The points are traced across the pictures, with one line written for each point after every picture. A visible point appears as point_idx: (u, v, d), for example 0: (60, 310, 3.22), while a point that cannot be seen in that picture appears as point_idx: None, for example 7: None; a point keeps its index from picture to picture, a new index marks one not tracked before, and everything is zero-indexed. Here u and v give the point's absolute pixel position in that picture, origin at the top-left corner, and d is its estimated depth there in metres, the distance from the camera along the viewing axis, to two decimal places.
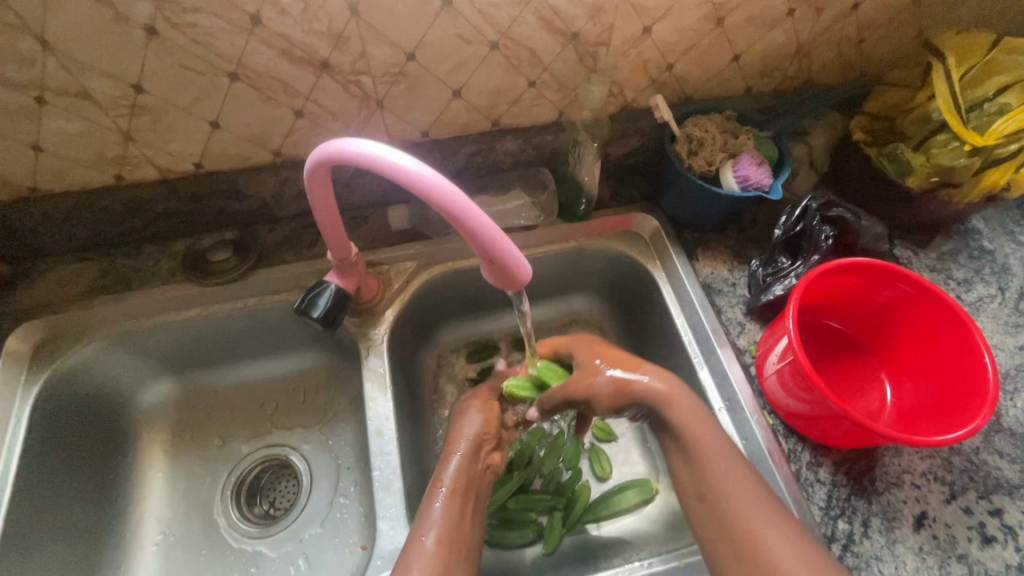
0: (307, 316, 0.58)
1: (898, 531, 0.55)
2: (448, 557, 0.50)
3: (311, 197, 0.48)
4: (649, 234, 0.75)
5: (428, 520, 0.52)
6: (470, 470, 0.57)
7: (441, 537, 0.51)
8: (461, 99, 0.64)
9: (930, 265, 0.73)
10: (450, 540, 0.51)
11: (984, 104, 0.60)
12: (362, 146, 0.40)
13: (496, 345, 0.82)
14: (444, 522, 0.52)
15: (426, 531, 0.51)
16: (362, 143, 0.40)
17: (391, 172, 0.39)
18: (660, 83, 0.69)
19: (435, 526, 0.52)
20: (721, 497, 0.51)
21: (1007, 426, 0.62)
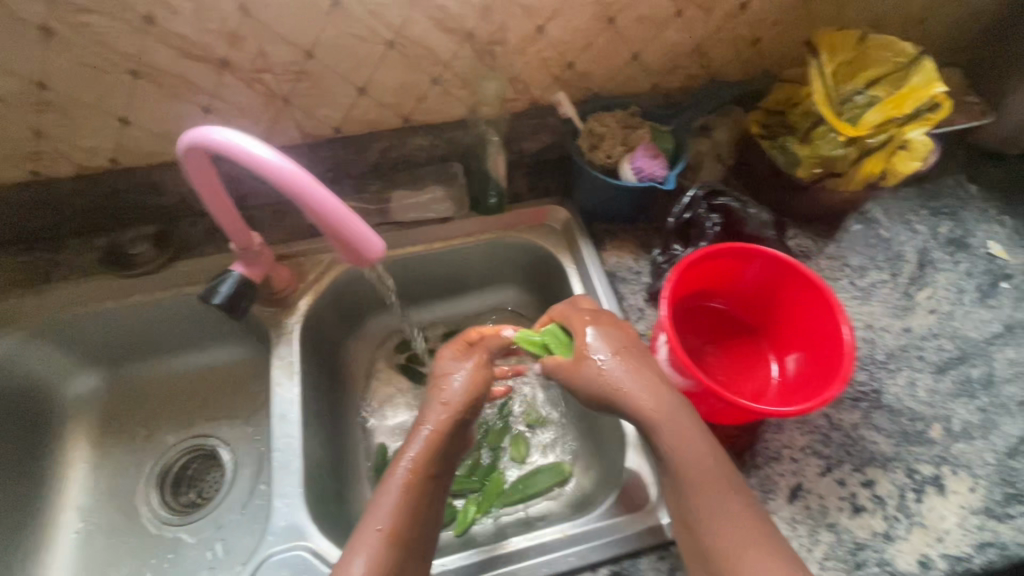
0: (209, 302, 0.61)
1: (773, 502, 0.58)
2: (396, 552, 0.48)
3: (195, 183, 0.50)
4: (562, 225, 0.78)
5: (377, 508, 0.50)
6: (440, 449, 0.53)
7: (393, 526, 0.48)
8: (367, 96, 0.67)
9: (828, 253, 0.76)
10: (400, 529, 0.49)
11: (856, 97, 0.64)
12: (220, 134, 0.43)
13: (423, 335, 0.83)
14: (393, 511, 0.49)
15: (381, 520, 0.49)
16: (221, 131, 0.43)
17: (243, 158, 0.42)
18: (563, 80, 0.72)
19: (386, 514, 0.49)
20: (715, 519, 0.48)
21: (887, 403, 0.65)
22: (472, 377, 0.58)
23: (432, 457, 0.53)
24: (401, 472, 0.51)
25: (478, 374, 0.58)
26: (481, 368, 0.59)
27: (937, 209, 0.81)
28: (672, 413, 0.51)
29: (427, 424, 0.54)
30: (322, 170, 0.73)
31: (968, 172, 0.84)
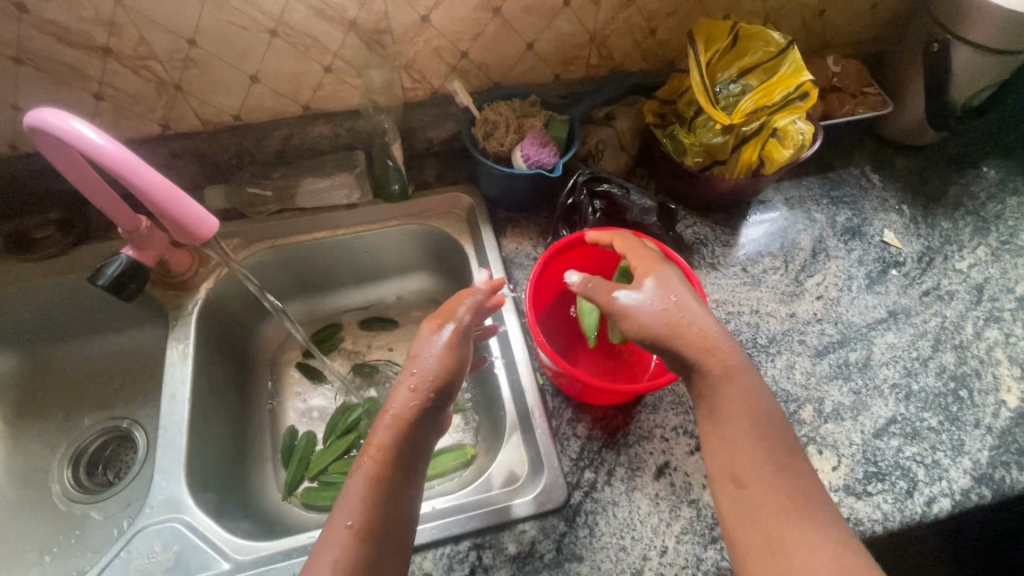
0: (94, 282, 0.62)
1: (639, 479, 0.60)
2: (366, 547, 0.43)
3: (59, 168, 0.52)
4: (466, 211, 0.80)
5: (347, 500, 0.45)
6: (405, 437, 0.49)
7: (360, 523, 0.44)
8: (261, 84, 0.68)
9: (723, 240, 0.77)
10: (371, 524, 0.44)
11: (731, 86, 0.65)
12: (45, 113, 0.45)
13: (340, 322, 0.86)
14: (365, 505, 0.45)
15: (348, 514, 0.44)
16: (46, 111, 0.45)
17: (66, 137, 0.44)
18: (461, 70, 0.74)
19: (355, 506, 0.45)
20: (769, 479, 0.46)
21: (763, 385, 0.67)
22: (446, 354, 0.53)
23: (401, 446, 0.48)
24: (371, 459, 0.47)
25: (452, 355, 0.54)
26: (457, 348, 0.54)
27: (838, 198, 0.82)
28: (731, 372, 0.50)
29: (391, 411, 0.50)
30: (226, 158, 0.75)
31: (873, 163, 0.86)
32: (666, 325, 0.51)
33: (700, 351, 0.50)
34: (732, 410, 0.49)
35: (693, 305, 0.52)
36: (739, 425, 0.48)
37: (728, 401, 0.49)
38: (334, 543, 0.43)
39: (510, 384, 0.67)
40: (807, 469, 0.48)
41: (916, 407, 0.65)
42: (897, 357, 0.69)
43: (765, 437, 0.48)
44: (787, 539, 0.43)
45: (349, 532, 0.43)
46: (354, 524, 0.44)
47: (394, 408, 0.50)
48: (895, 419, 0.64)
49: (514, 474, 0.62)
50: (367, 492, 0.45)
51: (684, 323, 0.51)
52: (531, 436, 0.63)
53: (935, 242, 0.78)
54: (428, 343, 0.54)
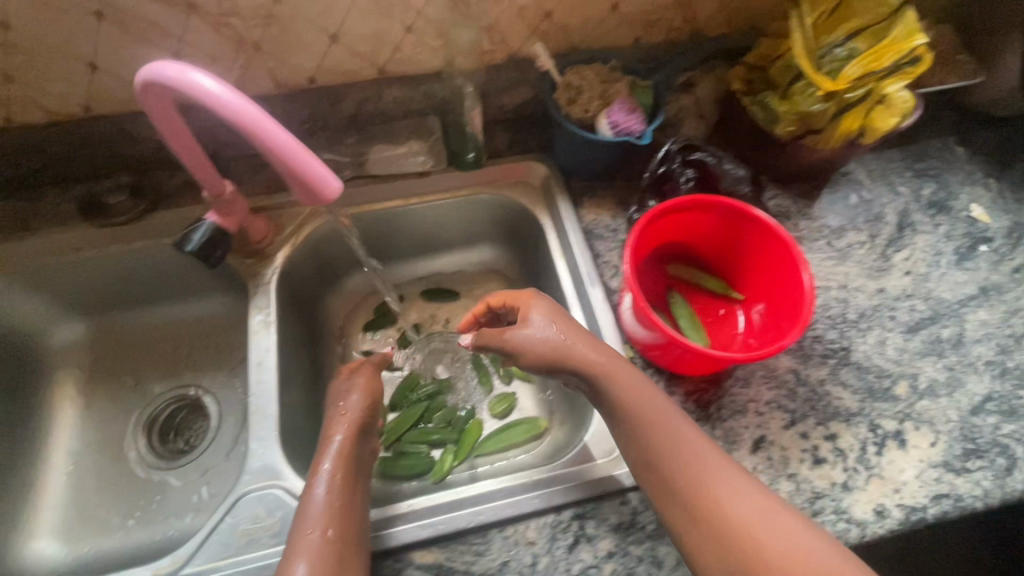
0: (183, 250, 0.61)
1: (736, 453, 0.59)
2: (336, 546, 0.49)
3: (163, 135, 0.51)
4: (541, 181, 0.78)
5: (309, 515, 0.51)
6: (347, 457, 0.56)
7: (332, 532, 0.50)
8: (340, 44, 0.66)
9: (806, 213, 0.75)
10: (335, 533, 0.50)
11: (835, 50, 0.62)
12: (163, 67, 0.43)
13: (402, 294, 0.85)
14: (325, 516, 0.51)
15: (320, 526, 0.50)
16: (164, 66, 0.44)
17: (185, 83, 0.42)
18: (542, 32, 0.71)
19: (320, 520, 0.51)
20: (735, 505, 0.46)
21: (856, 361, 0.65)
22: (363, 393, 0.63)
23: (344, 466, 0.55)
24: (327, 477, 0.54)
25: (369, 387, 0.64)
26: (372, 386, 0.64)
27: (922, 171, 0.80)
28: (613, 370, 0.53)
29: (336, 435, 0.58)
30: (297, 123, 0.73)
31: (957, 135, 0.83)
32: (549, 357, 0.54)
33: (620, 386, 0.52)
34: (634, 440, 0.51)
35: (584, 336, 0.55)
36: (650, 448, 0.50)
37: (643, 429, 0.51)
38: (304, 553, 0.48)
39: None
40: (723, 470, 0.48)
41: (1011, 384, 0.64)
42: (990, 334, 0.67)
43: (670, 451, 0.49)
44: (757, 557, 0.44)
45: (319, 536, 0.49)
46: (324, 532, 0.49)
47: (335, 432, 0.58)
48: (991, 396, 0.63)
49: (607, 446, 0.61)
50: (328, 503, 0.52)
51: (573, 352, 0.54)
52: None
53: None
54: (344, 387, 0.63)
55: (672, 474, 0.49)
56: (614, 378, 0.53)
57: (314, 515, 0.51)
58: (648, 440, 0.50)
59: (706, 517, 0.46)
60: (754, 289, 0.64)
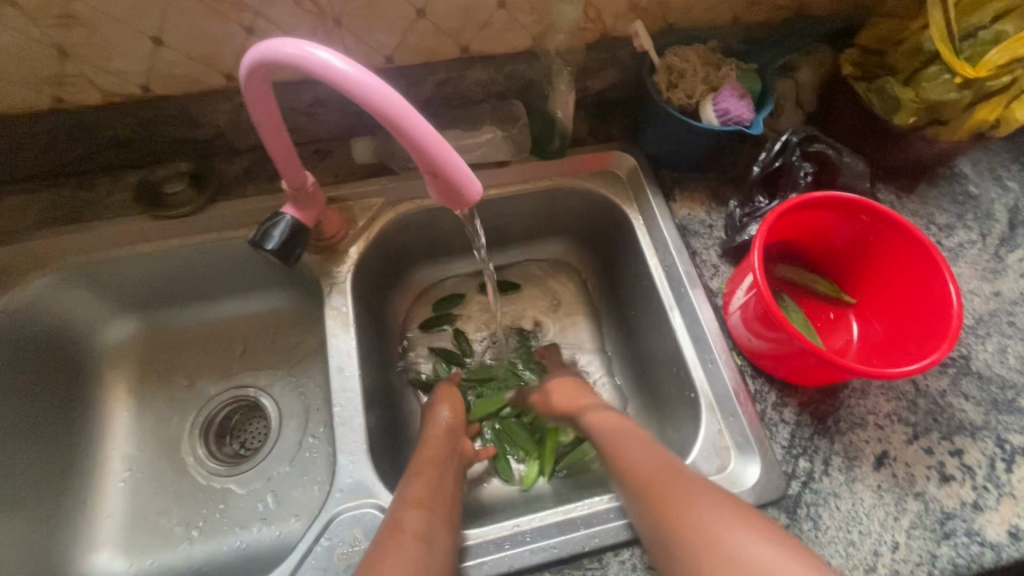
0: (262, 249, 0.56)
1: (858, 469, 0.56)
2: (429, 518, 0.49)
3: (261, 130, 0.47)
4: (627, 173, 0.72)
5: (404, 491, 0.52)
6: (439, 449, 0.59)
7: (426, 501, 0.50)
8: (426, 19, 0.60)
9: (913, 210, 0.70)
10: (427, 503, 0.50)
11: (978, 33, 0.57)
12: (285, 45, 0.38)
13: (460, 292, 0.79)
14: (422, 490, 0.52)
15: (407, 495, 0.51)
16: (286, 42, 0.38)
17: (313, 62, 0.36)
18: (641, 9, 0.64)
19: (412, 496, 0.51)
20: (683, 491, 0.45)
21: (975, 370, 0.61)
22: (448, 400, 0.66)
23: (443, 459, 0.57)
24: (431, 468, 0.55)
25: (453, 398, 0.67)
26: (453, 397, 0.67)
27: None
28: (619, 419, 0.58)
29: (433, 433, 0.61)
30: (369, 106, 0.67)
31: None
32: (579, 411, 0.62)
33: (613, 441, 0.55)
34: (623, 488, 0.51)
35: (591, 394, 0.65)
36: (630, 489, 0.49)
37: (628, 473, 0.50)
38: (409, 522, 0.47)
39: (700, 365, 0.61)
40: (700, 497, 0.44)
41: None
42: None
43: (654, 487, 0.47)
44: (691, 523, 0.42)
45: (413, 507, 0.49)
46: (418, 505, 0.49)
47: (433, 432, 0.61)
48: None
49: (718, 460, 0.57)
50: (424, 481, 0.53)
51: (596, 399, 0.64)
52: (734, 421, 0.58)
53: None
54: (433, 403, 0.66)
55: (648, 508, 0.46)
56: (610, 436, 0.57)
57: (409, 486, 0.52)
58: (631, 483, 0.50)
59: (683, 541, 0.41)
60: (874, 292, 0.59)
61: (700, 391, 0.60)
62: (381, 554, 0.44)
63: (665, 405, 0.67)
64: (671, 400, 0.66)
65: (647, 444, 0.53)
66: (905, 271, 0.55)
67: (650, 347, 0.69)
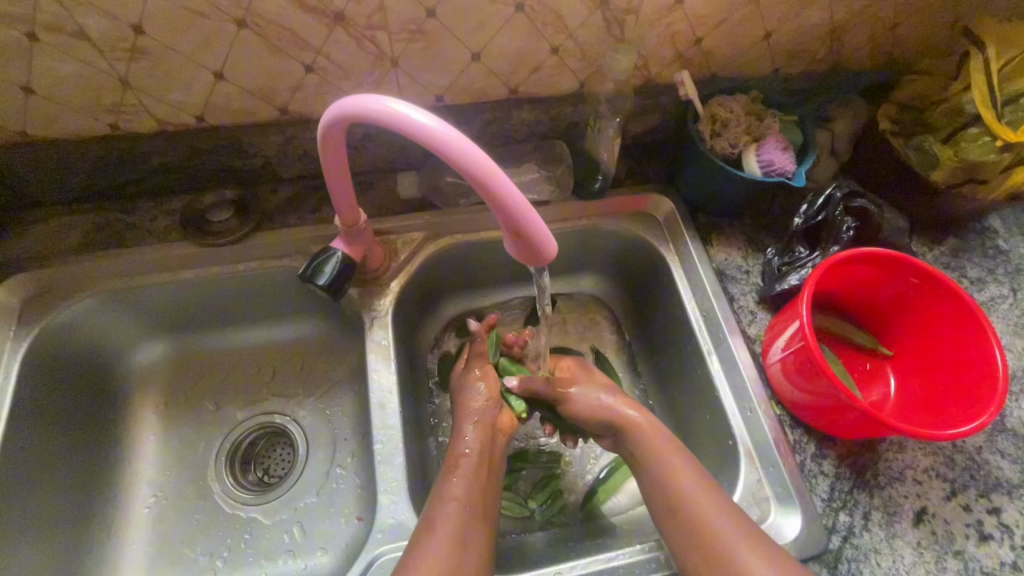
0: (312, 283, 0.56)
1: (897, 526, 0.56)
2: (467, 520, 0.51)
3: (324, 167, 0.47)
4: (665, 215, 0.73)
5: (445, 487, 0.54)
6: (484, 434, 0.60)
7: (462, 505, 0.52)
8: (480, 63, 0.61)
9: (945, 263, 0.71)
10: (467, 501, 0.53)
11: (1019, 99, 0.59)
12: (382, 100, 0.38)
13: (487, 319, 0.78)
14: (466, 488, 0.54)
15: (447, 495, 0.53)
16: (383, 98, 0.38)
17: (411, 126, 0.37)
18: (686, 59, 0.66)
19: (453, 495, 0.53)
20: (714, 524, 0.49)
21: (1010, 427, 0.62)
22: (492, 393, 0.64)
23: (481, 451, 0.58)
24: (468, 459, 0.57)
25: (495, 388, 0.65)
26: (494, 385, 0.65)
27: None
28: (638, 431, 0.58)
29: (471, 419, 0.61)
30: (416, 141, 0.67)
31: None
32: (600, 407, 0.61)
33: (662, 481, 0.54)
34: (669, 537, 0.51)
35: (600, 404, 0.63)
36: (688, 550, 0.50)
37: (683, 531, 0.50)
38: (441, 522, 0.50)
39: (739, 412, 0.62)
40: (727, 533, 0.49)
41: None
42: None
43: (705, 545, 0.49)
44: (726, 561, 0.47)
45: (452, 506, 0.52)
46: (458, 504, 0.52)
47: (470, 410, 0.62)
48: None
49: (757, 511, 0.57)
50: (462, 482, 0.54)
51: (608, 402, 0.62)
52: (775, 471, 0.58)
53: None
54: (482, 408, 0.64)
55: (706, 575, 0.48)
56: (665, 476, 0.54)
57: (446, 485, 0.54)
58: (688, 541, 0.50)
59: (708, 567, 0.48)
60: (911, 345, 0.60)
61: (739, 438, 0.60)
62: (418, 551, 0.48)
63: (699, 449, 0.67)
64: (706, 445, 0.66)
65: (707, 491, 0.52)
66: (946, 324, 0.56)
67: (684, 387, 0.69)
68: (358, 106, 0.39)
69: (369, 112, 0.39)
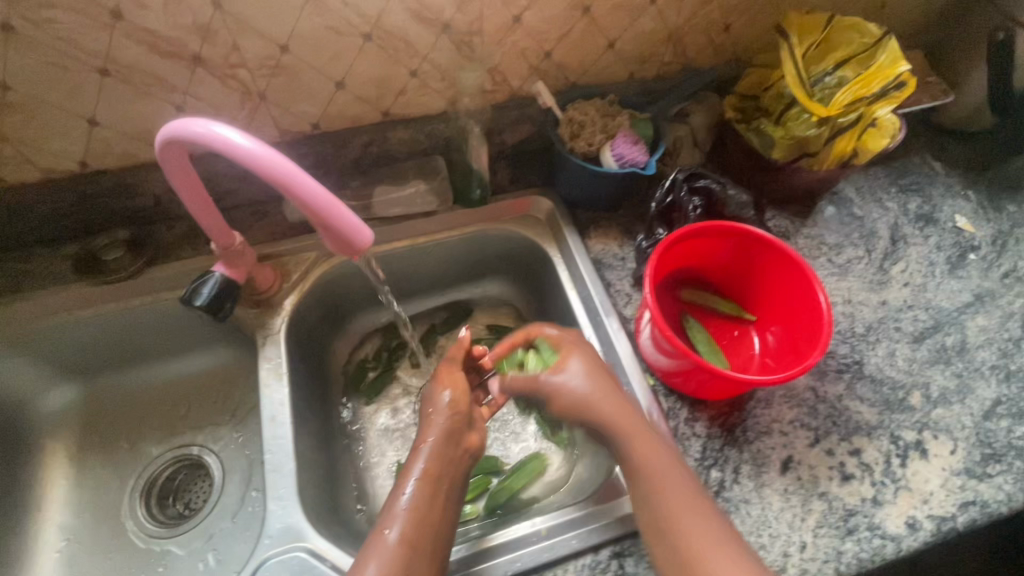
0: (191, 305, 0.59)
1: (765, 475, 0.59)
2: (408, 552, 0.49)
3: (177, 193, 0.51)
4: (546, 214, 0.79)
5: (393, 513, 0.52)
6: (439, 457, 0.57)
7: (405, 533, 0.50)
8: (345, 90, 0.66)
9: (805, 232, 0.77)
10: (411, 538, 0.50)
11: (827, 78, 0.66)
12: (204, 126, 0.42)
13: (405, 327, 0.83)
14: (408, 519, 0.51)
15: (390, 524, 0.51)
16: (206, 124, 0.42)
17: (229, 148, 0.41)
18: (542, 71, 0.72)
19: (398, 519, 0.52)
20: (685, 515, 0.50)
21: (869, 374, 0.67)
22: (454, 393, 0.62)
23: (435, 474, 0.55)
24: (417, 480, 0.54)
25: (459, 383, 0.63)
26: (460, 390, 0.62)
27: (906, 187, 0.84)
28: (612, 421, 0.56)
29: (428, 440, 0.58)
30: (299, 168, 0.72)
31: (932, 151, 0.88)
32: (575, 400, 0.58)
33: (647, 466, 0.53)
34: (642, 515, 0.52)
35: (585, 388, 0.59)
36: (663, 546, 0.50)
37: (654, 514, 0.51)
38: (381, 552, 0.49)
39: None
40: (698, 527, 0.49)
41: (1018, 387, 0.66)
42: (991, 339, 0.70)
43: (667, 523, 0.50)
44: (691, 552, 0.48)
45: (397, 540, 0.50)
46: (405, 539, 0.50)
47: (428, 434, 0.59)
48: (1001, 399, 0.65)
49: None
50: (410, 517, 0.51)
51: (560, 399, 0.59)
52: None
53: (1005, 225, 0.80)
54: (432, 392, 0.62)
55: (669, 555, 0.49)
56: (655, 469, 0.53)
57: (386, 516, 0.52)
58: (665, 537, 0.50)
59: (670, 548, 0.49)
60: (768, 306, 0.65)
61: None
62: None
63: None
64: None
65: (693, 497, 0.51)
66: (785, 281, 0.61)
67: None
68: (182, 130, 0.42)
69: (192, 136, 0.42)
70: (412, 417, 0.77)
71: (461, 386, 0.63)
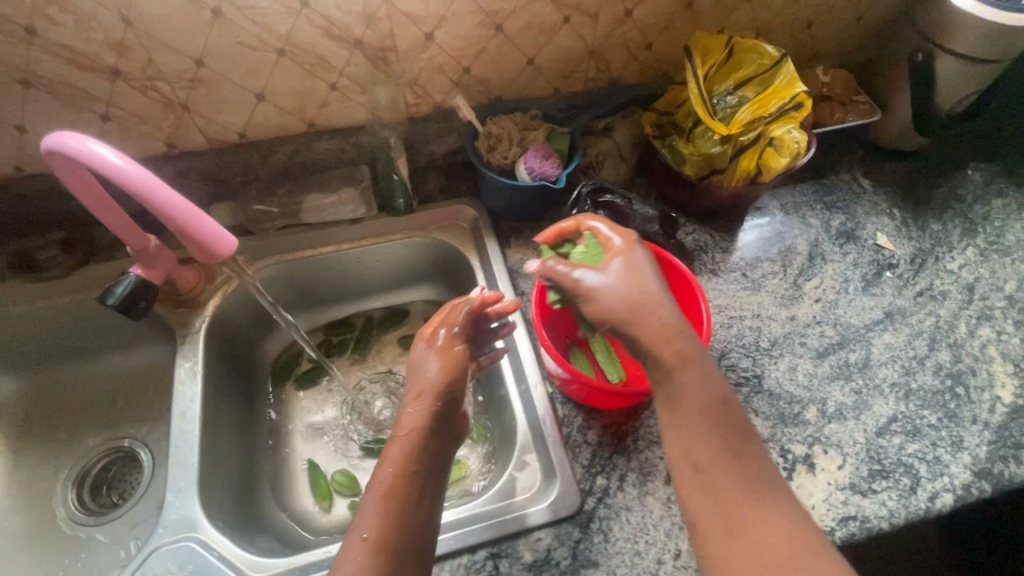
0: (103, 303, 0.62)
1: (650, 484, 0.61)
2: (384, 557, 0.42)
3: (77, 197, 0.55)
4: (471, 223, 0.81)
5: (362, 515, 0.44)
6: (415, 453, 0.49)
7: (376, 530, 0.43)
8: (267, 102, 0.69)
9: (723, 247, 0.79)
10: (385, 538, 0.43)
11: (728, 98, 0.69)
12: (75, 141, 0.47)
13: (337, 330, 0.85)
14: (382, 518, 0.44)
15: (364, 527, 0.43)
16: (77, 139, 0.47)
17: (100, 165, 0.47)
18: (463, 86, 0.75)
19: (370, 520, 0.44)
20: (729, 468, 0.46)
21: (768, 388, 0.68)
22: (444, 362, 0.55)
23: (412, 462, 0.48)
24: (390, 473, 0.47)
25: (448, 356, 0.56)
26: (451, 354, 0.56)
27: (832, 204, 0.85)
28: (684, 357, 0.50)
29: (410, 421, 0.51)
30: (229, 174, 0.75)
31: (863, 168, 0.89)
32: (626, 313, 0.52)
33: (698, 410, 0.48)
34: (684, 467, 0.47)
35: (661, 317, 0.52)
36: (702, 501, 0.45)
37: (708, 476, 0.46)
38: (348, 556, 0.41)
39: (520, 395, 0.68)
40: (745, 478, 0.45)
41: (916, 405, 0.67)
42: (895, 357, 0.70)
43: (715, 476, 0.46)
44: (742, 514, 0.44)
45: (364, 543, 0.42)
46: (371, 540, 0.42)
47: (405, 424, 0.51)
48: (897, 417, 0.66)
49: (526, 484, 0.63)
50: (383, 512, 0.44)
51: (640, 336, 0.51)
52: (543, 445, 0.64)
53: (927, 243, 0.81)
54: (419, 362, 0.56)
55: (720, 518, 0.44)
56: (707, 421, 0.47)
57: (361, 516, 0.44)
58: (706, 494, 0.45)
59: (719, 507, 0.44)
60: None
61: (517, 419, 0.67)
62: None
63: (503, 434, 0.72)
64: (505, 429, 0.71)
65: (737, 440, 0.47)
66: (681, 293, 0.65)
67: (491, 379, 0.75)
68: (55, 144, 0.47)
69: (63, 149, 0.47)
70: (335, 418, 0.79)
71: (449, 360, 0.56)
